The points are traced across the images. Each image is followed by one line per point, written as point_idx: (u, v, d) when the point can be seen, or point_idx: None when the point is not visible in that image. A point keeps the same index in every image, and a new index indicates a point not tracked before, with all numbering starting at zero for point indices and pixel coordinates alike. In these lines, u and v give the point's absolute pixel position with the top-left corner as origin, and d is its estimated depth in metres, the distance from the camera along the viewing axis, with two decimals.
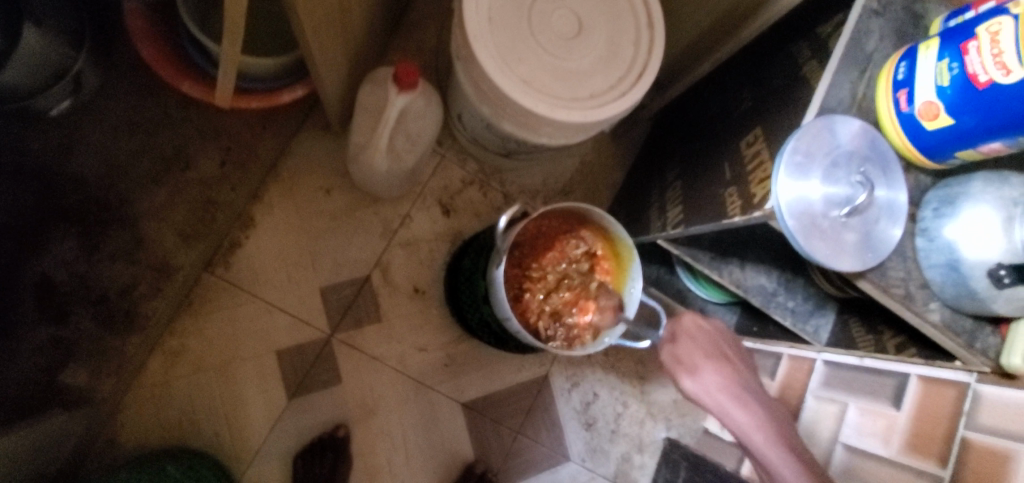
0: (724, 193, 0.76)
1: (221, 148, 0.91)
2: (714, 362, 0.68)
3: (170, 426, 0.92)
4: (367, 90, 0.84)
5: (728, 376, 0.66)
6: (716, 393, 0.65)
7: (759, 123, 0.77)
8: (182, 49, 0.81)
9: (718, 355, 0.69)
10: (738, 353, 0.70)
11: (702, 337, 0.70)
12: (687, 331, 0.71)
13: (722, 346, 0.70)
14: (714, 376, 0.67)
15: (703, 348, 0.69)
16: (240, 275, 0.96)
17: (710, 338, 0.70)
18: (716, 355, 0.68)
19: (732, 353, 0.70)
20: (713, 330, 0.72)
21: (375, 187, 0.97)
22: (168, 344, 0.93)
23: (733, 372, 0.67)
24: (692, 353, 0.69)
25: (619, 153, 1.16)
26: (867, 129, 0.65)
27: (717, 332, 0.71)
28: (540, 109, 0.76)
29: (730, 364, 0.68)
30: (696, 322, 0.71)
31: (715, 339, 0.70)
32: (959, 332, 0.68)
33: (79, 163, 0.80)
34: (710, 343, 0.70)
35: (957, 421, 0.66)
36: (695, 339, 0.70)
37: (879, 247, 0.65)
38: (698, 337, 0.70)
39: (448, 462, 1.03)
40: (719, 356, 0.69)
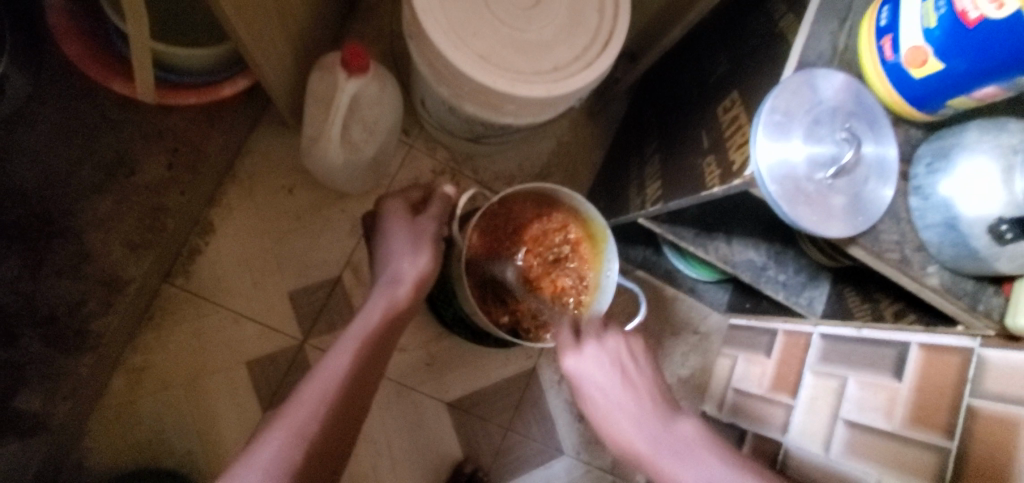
0: (702, 163, 0.71)
1: (168, 149, 0.84)
2: (615, 411, 0.64)
3: (139, 447, 0.87)
4: (316, 78, 0.78)
5: (630, 417, 0.63)
6: (636, 438, 0.62)
7: (735, 87, 0.72)
8: (112, 46, 0.75)
9: (616, 400, 0.65)
10: (627, 366, 0.67)
11: (591, 373, 0.67)
12: (578, 374, 0.68)
13: (617, 376, 0.66)
14: (620, 423, 0.63)
15: (603, 394, 0.65)
16: (203, 285, 0.91)
17: (601, 373, 0.67)
18: (612, 393, 0.65)
19: (626, 375, 0.66)
20: (602, 350, 0.68)
21: (339, 182, 0.92)
22: (131, 362, 0.88)
23: (633, 407, 0.64)
24: (591, 386, 0.67)
25: (597, 131, 1.11)
26: (850, 81, 0.60)
27: (608, 355, 0.67)
28: (499, 85, 0.71)
29: (628, 383, 0.66)
30: (575, 356, 0.68)
31: (605, 364, 0.67)
32: (960, 295, 0.64)
33: (17, 173, 0.76)
34: (604, 382, 0.66)
35: (963, 389, 0.61)
36: (593, 385, 0.66)
37: (869, 209, 0.61)
38: (590, 373, 0.67)
39: (436, 465, 0.98)
40: (614, 394, 0.65)
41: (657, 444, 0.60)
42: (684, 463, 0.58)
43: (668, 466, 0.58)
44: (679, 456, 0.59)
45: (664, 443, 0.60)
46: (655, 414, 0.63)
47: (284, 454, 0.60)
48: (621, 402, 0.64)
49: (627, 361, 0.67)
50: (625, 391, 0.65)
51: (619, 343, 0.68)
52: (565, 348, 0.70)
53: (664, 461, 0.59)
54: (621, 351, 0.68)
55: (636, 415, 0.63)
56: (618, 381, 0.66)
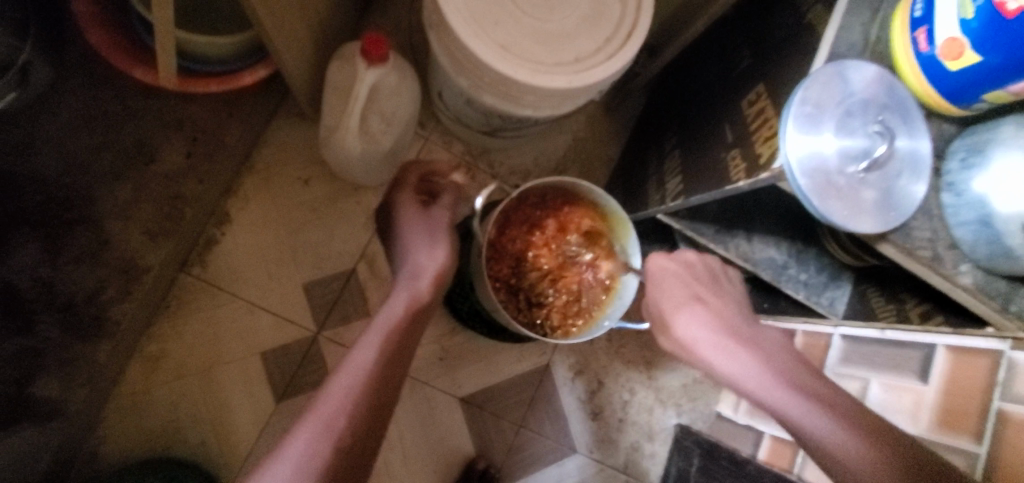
0: (726, 157, 0.70)
1: (188, 138, 0.84)
2: (691, 303, 0.65)
3: (154, 434, 0.88)
4: (336, 67, 0.78)
5: (705, 308, 0.65)
6: (703, 331, 0.63)
7: (760, 80, 0.71)
8: (135, 35, 0.75)
9: (695, 294, 0.66)
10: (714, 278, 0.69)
11: (675, 272, 0.68)
12: (662, 271, 0.69)
13: (700, 278, 0.68)
14: (692, 313, 0.64)
15: (683, 287, 0.67)
16: (219, 274, 0.91)
17: (687, 274, 0.68)
18: (693, 289, 0.66)
19: (713, 283, 0.68)
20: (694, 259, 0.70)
21: (355, 174, 0.91)
22: (147, 350, 0.89)
23: (713, 305, 0.65)
24: (671, 282, 0.68)
25: (614, 127, 1.10)
26: (883, 73, 0.58)
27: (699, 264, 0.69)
28: (520, 76, 0.70)
29: (713, 287, 0.68)
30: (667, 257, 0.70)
31: (693, 269, 0.69)
32: (993, 296, 0.60)
33: (38, 160, 0.77)
34: (686, 276, 0.68)
35: (992, 393, 0.60)
36: (676, 278, 0.68)
37: (903, 204, 0.59)
38: (671, 272, 0.68)
39: (449, 460, 0.98)
40: (696, 290, 0.67)
41: (730, 336, 0.62)
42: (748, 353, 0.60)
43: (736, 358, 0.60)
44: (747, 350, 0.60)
45: (734, 338, 0.62)
46: (732, 318, 0.64)
47: (314, 447, 0.59)
48: (698, 296, 0.66)
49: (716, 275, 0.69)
50: (706, 292, 0.66)
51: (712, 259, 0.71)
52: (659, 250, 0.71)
53: (726, 350, 0.61)
54: (714, 265, 0.70)
55: (715, 312, 0.64)
56: (703, 283, 0.68)
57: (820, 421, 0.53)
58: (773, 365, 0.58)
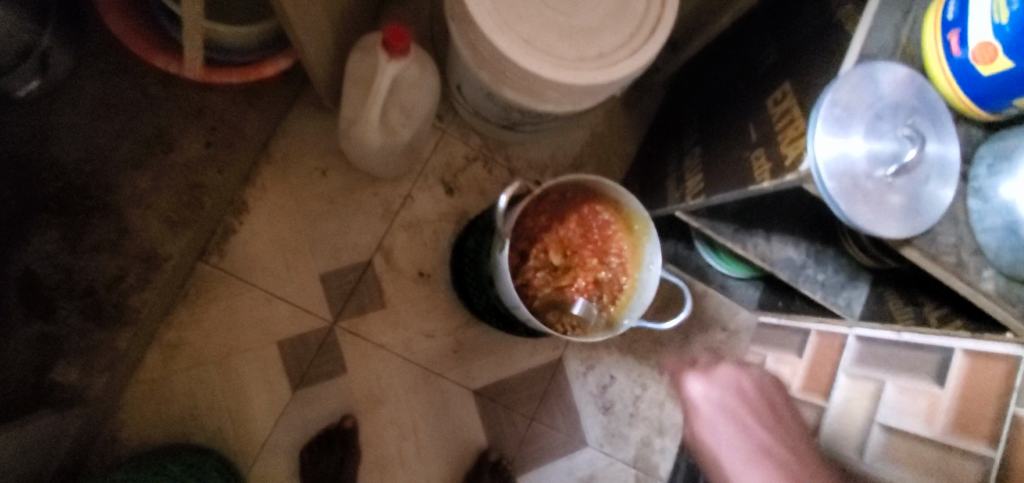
0: (749, 157, 0.69)
1: (206, 128, 0.85)
2: (744, 446, 0.63)
3: (172, 421, 0.89)
4: (356, 60, 0.78)
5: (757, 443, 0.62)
6: (761, 470, 0.61)
7: (786, 78, 0.70)
8: (155, 22, 0.75)
9: (749, 437, 0.63)
10: (771, 405, 0.67)
11: (723, 405, 0.66)
12: (710, 407, 0.66)
13: (749, 411, 0.66)
14: (750, 451, 0.62)
15: (730, 426, 0.65)
16: (237, 264, 0.92)
17: (736, 404, 0.66)
18: (749, 432, 0.63)
19: (762, 412, 0.66)
20: (739, 382, 0.67)
21: (373, 166, 0.91)
22: (166, 337, 0.90)
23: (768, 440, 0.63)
24: (718, 412, 0.66)
25: (632, 122, 1.09)
26: (914, 76, 0.58)
27: (748, 384, 0.67)
28: (544, 71, 0.70)
29: (766, 422, 0.65)
30: (707, 383, 0.67)
31: (739, 397, 0.66)
32: (1014, 302, 0.61)
33: (57, 147, 0.77)
34: (729, 411, 0.66)
35: (1009, 398, 0.59)
36: (720, 415, 0.66)
37: (929, 210, 0.58)
38: (723, 403, 0.66)
39: (461, 451, 0.99)
40: (743, 428, 0.64)
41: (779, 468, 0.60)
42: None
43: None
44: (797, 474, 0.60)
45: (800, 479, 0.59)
46: (789, 448, 0.62)
47: None
48: (750, 436, 0.63)
49: (771, 399, 0.68)
50: (760, 427, 0.64)
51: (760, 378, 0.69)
52: (692, 371, 0.68)
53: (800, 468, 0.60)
54: (767, 391, 0.68)
55: (777, 454, 0.61)
56: (748, 407, 0.66)
57: None
58: None
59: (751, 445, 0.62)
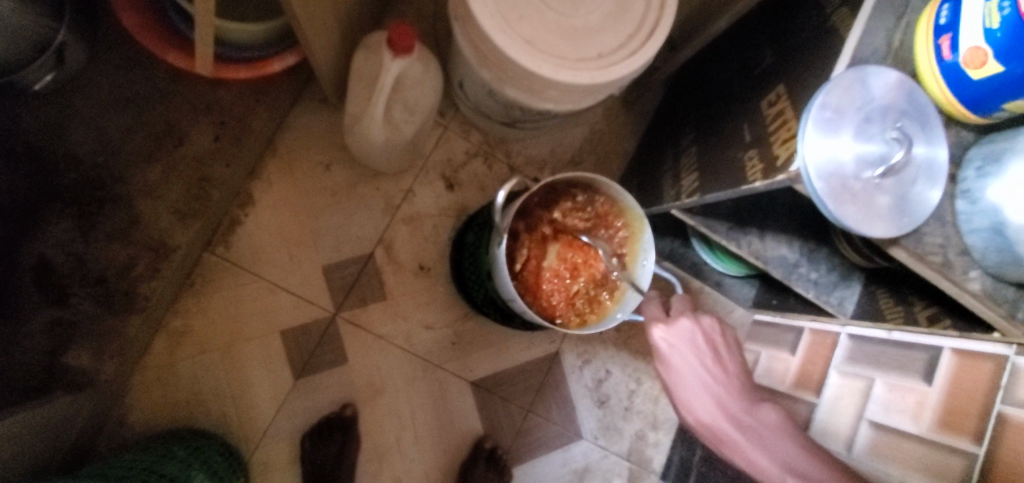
0: (743, 157, 0.71)
1: (215, 122, 0.87)
2: (696, 386, 0.68)
3: (177, 407, 0.92)
4: (361, 57, 0.79)
5: (710, 391, 0.67)
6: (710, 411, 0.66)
7: (782, 80, 0.71)
8: (166, 18, 0.77)
9: (699, 377, 0.68)
10: (720, 349, 0.70)
11: (680, 352, 0.69)
12: (668, 351, 0.70)
13: (701, 352, 0.70)
14: (704, 398, 0.67)
15: (687, 365, 0.69)
16: (242, 254, 0.94)
17: (693, 350, 0.70)
18: (699, 374, 0.68)
19: (713, 357, 0.69)
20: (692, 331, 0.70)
21: (375, 161, 0.93)
22: (172, 325, 0.92)
23: (717, 381, 0.67)
24: (676, 360, 0.69)
25: (631, 120, 1.10)
26: (904, 80, 0.59)
27: (702, 336, 0.70)
28: (544, 71, 0.71)
29: (714, 363, 0.69)
30: (666, 332, 0.71)
31: (694, 346, 0.70)
32: (1001, 302, 0.63)
33: (73, 139, 0.80)
34: (686, 353, 0.70)
35: (994, 397, 0.61)
36: (679, 357, 0.70)
37: (916, 211, 0.60)
38: (681, 351, 0.70)
39: (458, 441, 1.01)
40: (697, 369, 0.68)
41: (727, 415, 0.65)
42: (762, 434, 0.63)
43: (726, 428, 0.64)
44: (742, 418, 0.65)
45: (744, 421, 0.64)
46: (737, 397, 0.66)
47: None
48: (702, 378, 0.68)
49: (717, 342, 0.70)
50: (711, 375, 0.68)
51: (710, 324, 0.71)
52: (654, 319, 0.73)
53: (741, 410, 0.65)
54: (713, 332, 0.71)
55: (722, 399, 0.66)
56: (703, 350, 0.70)
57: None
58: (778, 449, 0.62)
59: (704, 392, 0.67)
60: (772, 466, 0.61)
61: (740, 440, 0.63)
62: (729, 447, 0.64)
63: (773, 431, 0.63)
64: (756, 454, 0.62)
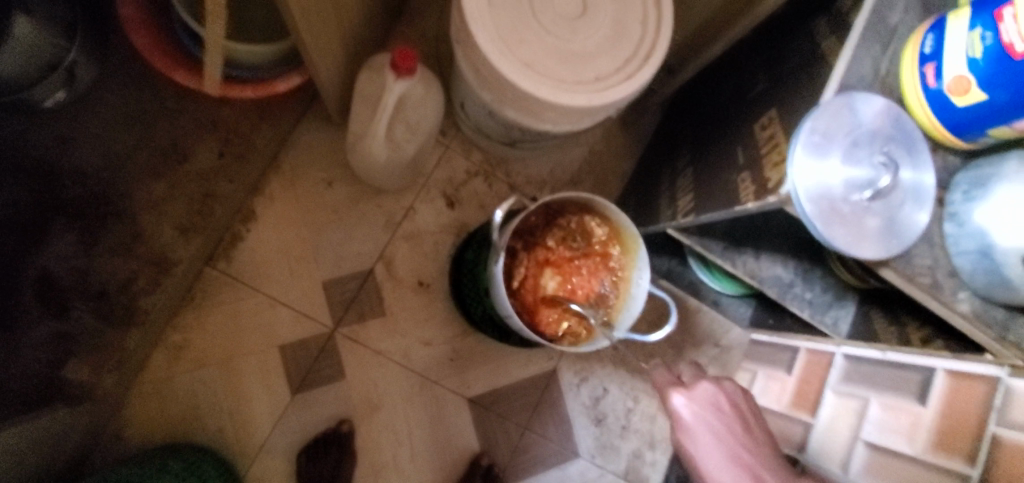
0: (736, 179, 0.72)
1: (221, 139, 0.90)
2: (729, 460, 0.61)
3: (174, 421, 0.92)
4: (365, 78, 0.81)
5: (748, 469, 0.60)
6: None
7: (774, 105, 0.74)
8: (176, 39, 0.79)
9: (731, 451, 0.62)
10: (743, 416, 0.66)
11: (708, 424, 0.64)
12: (695, 424, 0.64)
13: (729, 422, 0.64)
14: (741, 477, 0.60)
15: (715, 441, 0.63)
16: (243, 269, 0.95)
17: (719, 422, 0.64)
18: (732, 446, 0.62)
19: (742, 426, 0.64)
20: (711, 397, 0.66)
21: (377, 178, 0.95)
22: (172, 339, 0.93)
23: (753, 460, 0.61)
24: (703, 432, 0.64)
25: (629, 141, 1.13)
26: (891, 106, 0.61)
27: (724, 401, 0.66)
28: (542, 93, 0.73)
29: (745, 435, 0.64)
30: (687, 399, 0.66)
31: (719, 414, 0.65)
32: (991, 324, 0.64)
33: (78, 155, 0.82)
34: (715, 426, 0.64)
35: (988, 418, 0.61)
36: (707, 431, 0.63)
37: (905, 233, 0.61)
38: (706, 422, 0.64)
39: (454, 458, 1.01)
40: (729, 443, 0.62)
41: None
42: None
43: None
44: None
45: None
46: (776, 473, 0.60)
47: None
48: (735, 450, 0.62)
49: (743, 410, 0.66)
50: (742, 447, 0.62)
51: (734, 390, 0.67)
52: (673, 386, 0.67)
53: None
54: (737, 397, 0.66)
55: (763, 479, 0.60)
56: (730, 420, 0.64)
57: None
58: None
59: (743, 469, 0.60)
60: None
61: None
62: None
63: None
64: None
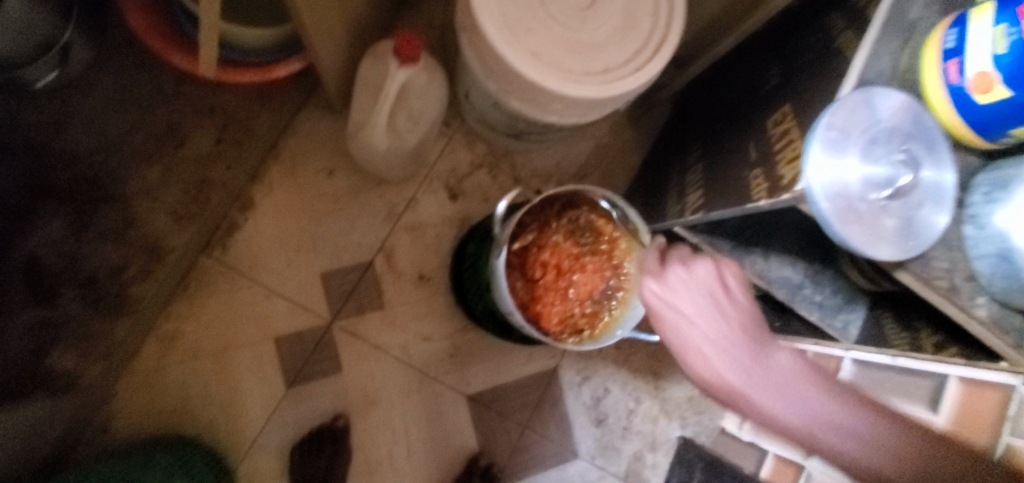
0: (748, 176, 0.70)
1: (217, 125, 0.88)
2: (687, 319, 0.53)
3: (163, 413, 0.90)
4: (368, 65, 0.79)
5: (711, 341, 0.51)
6: (729, 367, 0.50)
7: (788, 99, 0.71)
8: (173, 21, 0.77)
9: (703, 334, 0.52)
10: (720, 308, 0.53)
11: (694, 305, 0.53)
12: (658, 300, 0.55)
13: (717, 307, 0.53)
14: (715, 356, 0.51)
15: (691, 319, 0.53)
16: (239, 259, 0.93)
17: (704, 303, 0.53)
18: (713, 317, 0.52)
19: (721, 313, 0.53)
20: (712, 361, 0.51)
21: (379, 167, 0.93)
22: (163, 329, 0.91)
23: (727, 309, 0.53)
24: (681, 311, 0.54)
25: (637, 136, 1.11)
26: (911, 102, 0.59)
27: (717, 284, 0.54)
28: (549, 83, 0.71)
29: (726, 317, 0.53)
30: (660, 287, 0.56)
31: (709, 299, 0.53)
32: (1008, 330, 0.61)
33: (71, 138, 0.81)
34: (698, 306, 0.53)
35: (1002, 429, 0.60)
36: (675, 313, 0.54)
37: (922, 234, 0.59)
38: (682, 298, 0.54)
39: (451, 456, 0.99)
40: (713, 327, 0.52)
41: (745, 346, 0.51)
42: (814, 429, 0.47)
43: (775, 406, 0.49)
44: (801, 420, 0.48)
45: (836, 425, 0.47)
46: (744, 329, 0.52)
47: None
48: (718, 340, 0.51)
49: (723, 297, 0.54)
50: (723, 321, 0.52)
51: (708, 268, 0.55)
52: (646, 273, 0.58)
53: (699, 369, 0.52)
54: (715, 280, 0.54)
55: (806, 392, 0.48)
56: (716, 310, 0.53)
57: (846, 444, 0.47)
58: (816, 408, 0.48)
59: (721, 345, 0.51)
60: (787, 417, 0.48)
61: (708, 371, 0.51)
62: (697, 360, 0.52)
63: (848, 414, 0.47)
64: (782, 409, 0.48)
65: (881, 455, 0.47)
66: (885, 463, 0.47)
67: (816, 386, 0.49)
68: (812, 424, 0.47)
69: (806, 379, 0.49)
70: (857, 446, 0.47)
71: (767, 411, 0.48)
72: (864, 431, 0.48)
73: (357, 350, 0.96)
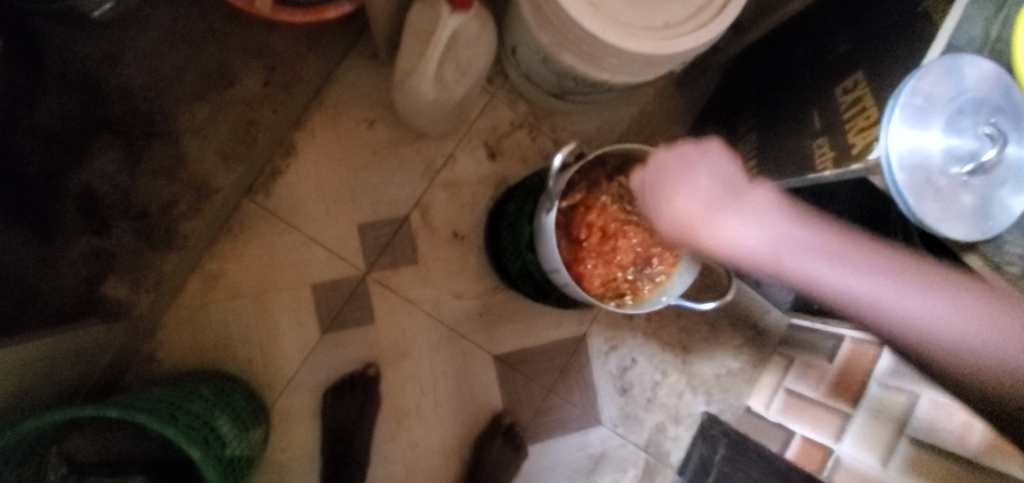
0: (811, 145, 0.68)
1: (266, 67, 0.87)
2: (681, 182, 0.70)
3: (205, 348, 0.93)
4: (418, 11, 0.76)
5: (690, 191, 0.69)
6: (727, 227, 0.65)
7: (862, 65, 0.66)
8: None
9: (687, 188, 0.69)
10: (713, 171, 0.70)
11: (683, 170, 0.70)
12: (655, 171, 0.73)
13: (703, 169, 0.70)
14: (687, 199, 0.69)
15: (682, 181, 0.70)
16: (280, 204, 0.94)
17: (689, 172, 0.70)
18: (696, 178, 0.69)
19: (712, 176, 0.69)
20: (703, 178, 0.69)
21: (420, 120, 0.91)
22: (207, 268, 0.93)
23: (713, 173, 0.69)
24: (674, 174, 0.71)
25: (684, 104, 1.06)
26: (1003, 73, 0.55)
27: (702, 155, 0.71)
28: (607, 37, 0.68)
29: (718, 178, 0.69)
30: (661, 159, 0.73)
31: (693, 167, 0.71)
32: None
33: (124, 72, 0.81)
34: (686, 173, 0.70)
35: None
36: (668, 178, 0.71)
37: (1000, 215, 0.55)
38: (676, 166, 0.71)
39: (477, 413, 1.00)
40: (697, 185, 0.69)
41: (725, 191, 0.67)
42: (779, 252, 0.62)
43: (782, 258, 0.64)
44: (869, 306, 0.60)
45: (908, 294, 0.59)
46: (727, 184, 0.68)
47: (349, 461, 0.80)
48: (697, 190, 0.69)
49: (721, 168, 0.70)
50: (705, 179, 0.69)
51: (714, 147, 0.72)
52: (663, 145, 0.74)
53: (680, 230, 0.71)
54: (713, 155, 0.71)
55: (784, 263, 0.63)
56: (702, 173, 0.70)
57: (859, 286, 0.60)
58: (773, 231, 0.64)
59: (705, 199, 0.67)
60: (754, 242, 0.63)
61: (692, 227, 0.68)
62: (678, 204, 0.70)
63: (801, 236, 0.63)
64: (750, 231, 0.64)
65: (830, 268, 0.61)
66: (855, 282, 0.60)
67: (783, 218, 0.65)
68: (767, 241, 0.63)
69: (843, 244, 0.63)
70: (829, 271, 0.61)
71: (723, 238, 0.64)
72: (957, 318, 0.59)
73: (390, 302, 0.97)
